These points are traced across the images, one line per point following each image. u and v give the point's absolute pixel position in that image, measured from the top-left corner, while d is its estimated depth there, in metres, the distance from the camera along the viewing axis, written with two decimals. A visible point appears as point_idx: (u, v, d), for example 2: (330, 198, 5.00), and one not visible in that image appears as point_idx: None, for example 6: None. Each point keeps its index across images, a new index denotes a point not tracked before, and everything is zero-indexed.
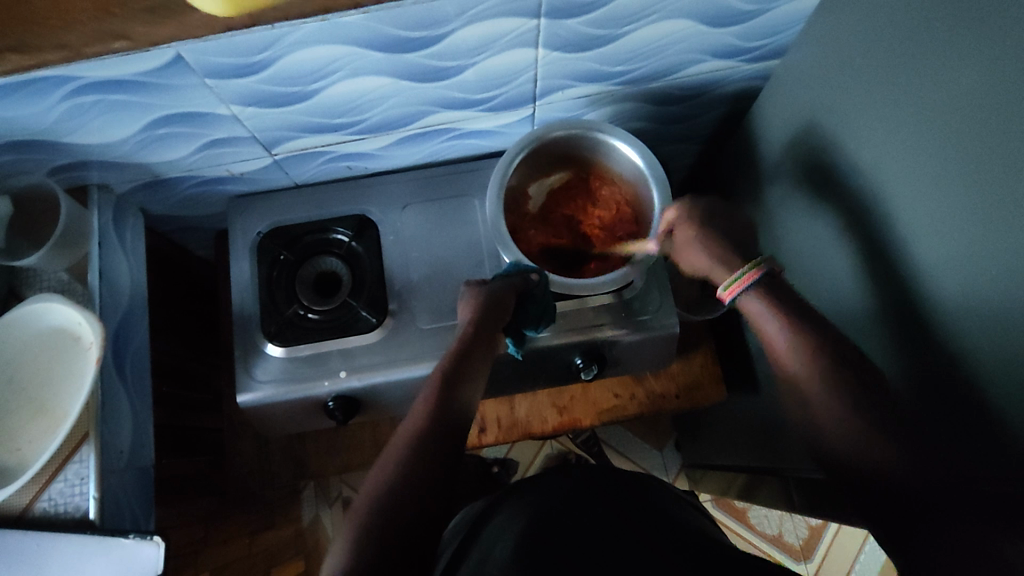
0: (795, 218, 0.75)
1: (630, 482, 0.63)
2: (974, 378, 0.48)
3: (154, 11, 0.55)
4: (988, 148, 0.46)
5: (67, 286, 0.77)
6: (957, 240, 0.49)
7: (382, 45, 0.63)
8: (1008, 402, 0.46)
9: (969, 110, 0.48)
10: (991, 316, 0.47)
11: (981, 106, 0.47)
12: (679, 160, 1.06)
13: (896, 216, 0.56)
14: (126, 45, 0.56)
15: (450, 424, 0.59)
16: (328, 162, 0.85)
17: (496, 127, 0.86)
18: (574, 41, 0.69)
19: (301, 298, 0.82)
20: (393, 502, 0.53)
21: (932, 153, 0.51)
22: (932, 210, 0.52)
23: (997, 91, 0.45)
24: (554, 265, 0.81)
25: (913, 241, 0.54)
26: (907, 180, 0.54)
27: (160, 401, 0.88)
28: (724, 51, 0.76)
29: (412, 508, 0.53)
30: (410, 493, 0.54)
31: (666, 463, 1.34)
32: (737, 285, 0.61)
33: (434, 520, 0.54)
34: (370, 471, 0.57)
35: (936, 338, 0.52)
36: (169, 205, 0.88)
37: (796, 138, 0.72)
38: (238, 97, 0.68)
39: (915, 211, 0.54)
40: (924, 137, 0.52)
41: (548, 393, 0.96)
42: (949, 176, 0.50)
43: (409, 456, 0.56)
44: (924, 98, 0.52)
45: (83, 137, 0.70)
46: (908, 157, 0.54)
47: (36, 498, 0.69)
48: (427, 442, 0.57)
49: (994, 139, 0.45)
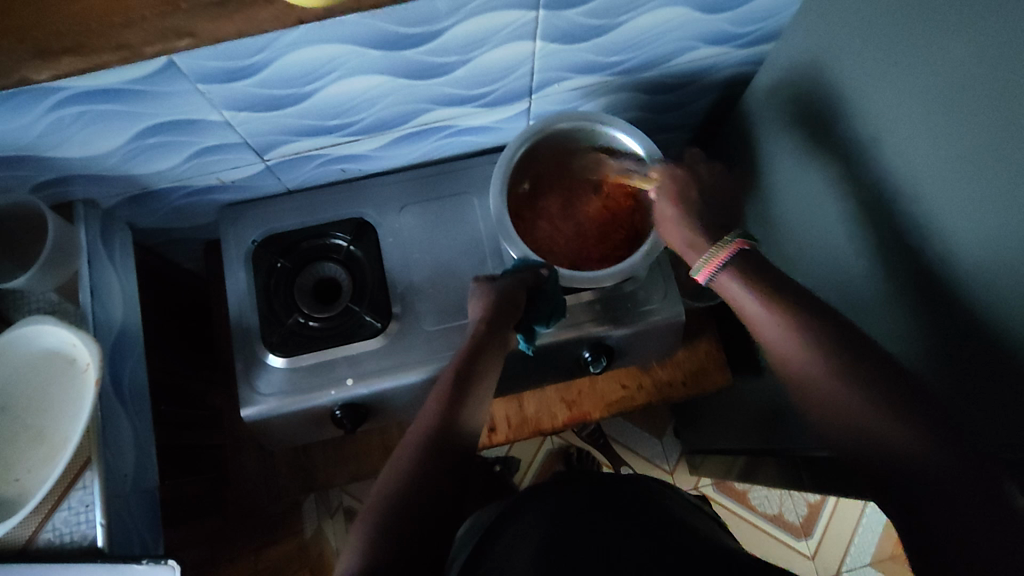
0: (803, 201, 0.76)
1: (636, 481, 0.65)
2: (992, 342, 0.50)
3: (224, 5, 0.53)
4: (1001, 114, 0.47)
5: (58, 306, 0.73)
6: (969, 220, 0.51)
7: (378, 43, 0.62)
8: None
9: (978, 86, 0.49)
10: (1009, 290, 0.48)
11: (992, 81, 0.47)
12: (670, 150, 1.06)
13: (905, 201, 0.58)
14: (191, 43, 0.54)
15: (459, 436, 0.58)
16: (322, 166, 0.83)
17: (491, 123, 0.85)
18: (571, 32, 0.69)
19: (302, 306, 0.80)
20: (401, 500, 0.53)
21: (953, 127, 0.52)
22: (945, 185, 0.53)
23: (1010, 68, 0.46)
24: (563, 260, 0.80)
25: (928, 220, 0.55)
26: (917, 162, 0.56)
27: (161, 422, 0.85)
28: (717, 38, 0.76)
29: (416, 513, 0.53)
30: (415, 496, 0.53)
31: (666, 451, 1.35)
32: (714, 263, 0.60)
33: (437, 528, 0.54)
34: (380, 474, 0.56)
35: (958, 312, 0.53)
36: (158, 218, 0.85)
37: (799, 121, 0.73)
38: (231, 103, 0.66)
39: (934, 190, 0.54)
40: (931, 119, 0.54)
41: (556, 388, 0.95)
42: (967, 150, 0.51)
43: (418, 455, 0.56)
44: (931, 78, 0.53)
45: (68, 151, 0.67)
46: (917, 137, 0.55)
47: (39, 528, 0.66)
48: (430, 457, 0.55)
49: (1008, 112, 0.46)
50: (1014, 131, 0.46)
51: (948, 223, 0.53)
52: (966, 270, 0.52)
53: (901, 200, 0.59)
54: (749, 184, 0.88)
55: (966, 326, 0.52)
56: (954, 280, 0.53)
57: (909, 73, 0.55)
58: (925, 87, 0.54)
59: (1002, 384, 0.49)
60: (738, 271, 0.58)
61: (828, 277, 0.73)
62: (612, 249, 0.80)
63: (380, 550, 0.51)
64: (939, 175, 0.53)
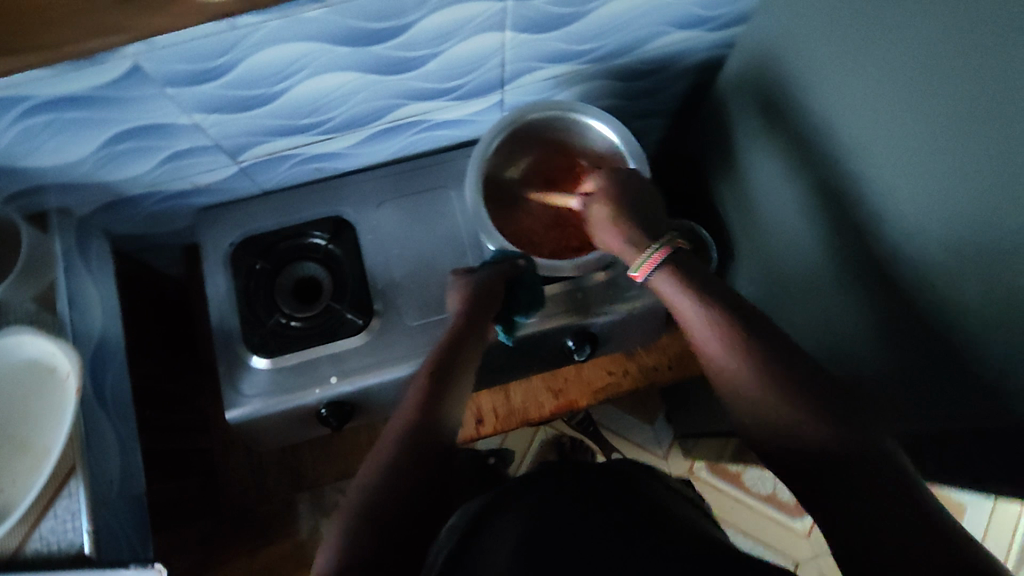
0: (781, 182, 0.76)
1: (623, 470, 0.65)
2: (972, 312, 0.51)
3: None
4: (976, 90, 0.47)
5: (36, 316, 0.72)
6: (948, 197, 0.52)
7: (346, 40, 0.62)
8: (1004, 347, 0.49)
9: (950, 64, 0.49)
10: (989, 264, 0.49)
11: (965, 58, 0.48)
12: (648, 136, 1.06)
13: (886, 179, 0.58)
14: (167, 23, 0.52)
15: (439, 431, 0.58)
16: (297, 165, 0.83)
17: (466, 116, 0.84)
18: (540, 22, 0.68)
19: (283, 307, 0.80)
20: (377, 498, 0.53)
21: (928, 103, 0.52)
22: (925, 163, 0.53)
23: (983, 40, 0.46)
24: (544, 250, 0.80)
25: (909, 197, 0.56)
26: (896, 141, 0.56)
27: (147, 427, 0.85)
28: (687, 22, 0.76)
29: (398, 511, 0.53)
30: (398, 494, 0.54)
31: (659, 436, 1.36)
32: (647, 268, 0.59)
33: (419, 524, 0.54)
34: (360, 472, 0.56)
35: (941, 286, 0.54)
36: (135, 224, 0.85)
37: (776, 102, 0.73)
38: (200, 106, 0.65)
39: (917, 164, 0.54)
40: (908, 97, 0.54)
41: (542, 377, 0.96)
42: (942, 128, 0.51)
43: (397, 454, 0.56)
44: (904, 57, 0.53)
45: (39, 160, 0.67)
46: (895, 116, 0.56)
47: (25, 538, 0.66)
48: (409, 455, 0.56)
49: (985, 87, 0.47)
50: (991, 104, 0.46)
51: (927, 201, 0.54)
52: (947, 246, 0.53)
53: (880, 178, 0.59)
54: (728, 167, 0.88)
55: (948, 299, 0.53)
56: (934, 258, 0.54)
57: (883, 49, 0.56)
58: (899, 61, 0.54)
59: (994, 346, 0.50)
60: (671, 280, 0.57)
61: (808, 255, 0.73)
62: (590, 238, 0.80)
63: (362, 550, 0.51)
64: (919, 152, 0.54)
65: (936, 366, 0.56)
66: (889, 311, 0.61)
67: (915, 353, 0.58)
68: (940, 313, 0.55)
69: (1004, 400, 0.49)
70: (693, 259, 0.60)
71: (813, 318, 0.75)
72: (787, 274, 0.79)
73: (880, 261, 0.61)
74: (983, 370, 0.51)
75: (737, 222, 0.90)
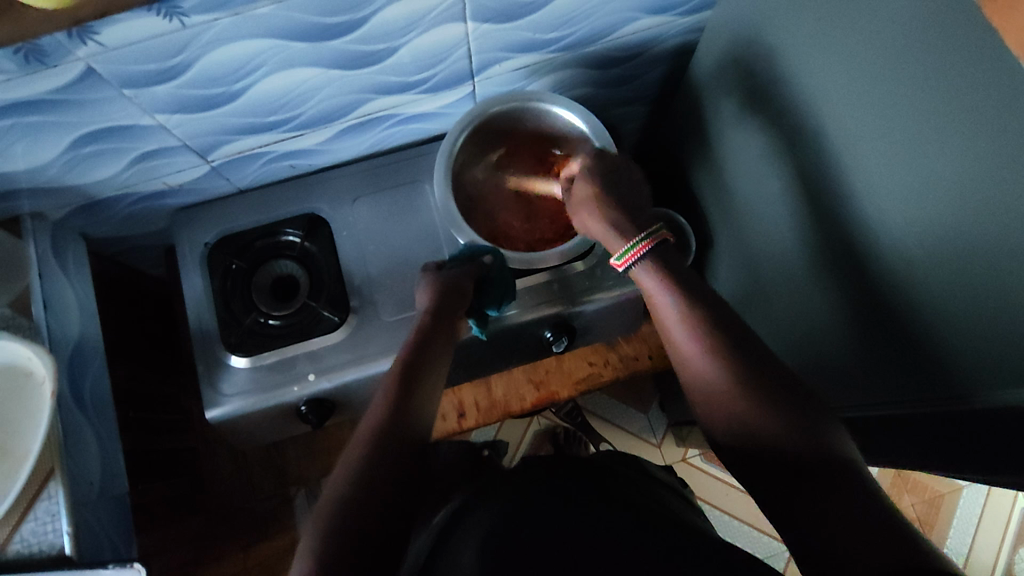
0: (756, 167, 0.74)
1: (598, 464, 0.64)
2: (944, 293, 0.50)
3: None
4: (937, 64, 0.46)
5: (11, 321, 0.72)
6: (914, 176, 0.50)
7: (303, 35, 0.61)
8: (974, 328, 0.48)
9: (912, 37, 0.48)
10: (958, 242, 0.48)
11: (924, 32, 0.46)
12: (628, 124, 1.05)
13: (854, 160, 0.57)
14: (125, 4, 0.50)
15: (413, 428, 0.57)
16: (270, 163, 0.83)
17: (437, 109, 0.84)
18: (502, 11, 0.67)
19: (260, 305, 0.80)
20: (356, 498, 0.51)
21: (894, 80, 0.50)
22: (893, 141, 0.52)
23: (940, 16, 0.45)
24: (519, 244, 0.80)
25: (877, 177, 0.54)
26: (863, 120, 0.55)
27: (130, 428, 0.85)
28: (657, 7, 0.75)
29: (376, 507, 0.51)
30: (375, 490, 0.51)
31: (652, 424, 1.35)
32: (631, 256, 0.59)
33: (396, 520, 0.52)
34: (333, 469, 0.54)
35: (913, 267, 0.52)
36: (111, 226, 0.85)
37: (748, 86, 0.72)
38: (162, 105, 0.65)
39: (884, 142, 0.53)
40: (874, 74, 0.52)
41: (523, 369, 0.95)
42: (908, 104, 0.49)
43: (373, 450, 0.53)
44: (869, 33, 0.52)
45: (6, 165, 0.67)
46: (862, 94, 0.54)
47: (7, 540, 0.66)
48: (384, 448, 0.54)
49: (945, 61, 0.45)
50: (951, 81, 0.45)
51: (897, 179, 0.52)
52: (914, 223, 0.51)
53: (849, 159, 0.58)
54: (706, 153, 0.87)
55: (919, 279, 0.52)
56: (904, 237, 0.53)
57: (847, 28, 0.54)
58: (865, 40, 0.53)
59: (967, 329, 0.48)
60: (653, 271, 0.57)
61: (785, 240, 0.72)
62: (564, 229, 0.80)
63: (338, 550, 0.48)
64: (886, 130, 0.52)
65: (911, 350, 0.54)
66: (863, 294, 0.60)
67: (892, 338, 0.57)
68: (912, 296, 0.53)
69: (975, 384, 0.48)
70: (659, 252, 0.59)
71: (792, 305, 0.73)
72: (765, 260, 0.78)
73: (853, 244, 0.60)
74: (954, 351, 0.50)
75: (715, 209, 0.89)
